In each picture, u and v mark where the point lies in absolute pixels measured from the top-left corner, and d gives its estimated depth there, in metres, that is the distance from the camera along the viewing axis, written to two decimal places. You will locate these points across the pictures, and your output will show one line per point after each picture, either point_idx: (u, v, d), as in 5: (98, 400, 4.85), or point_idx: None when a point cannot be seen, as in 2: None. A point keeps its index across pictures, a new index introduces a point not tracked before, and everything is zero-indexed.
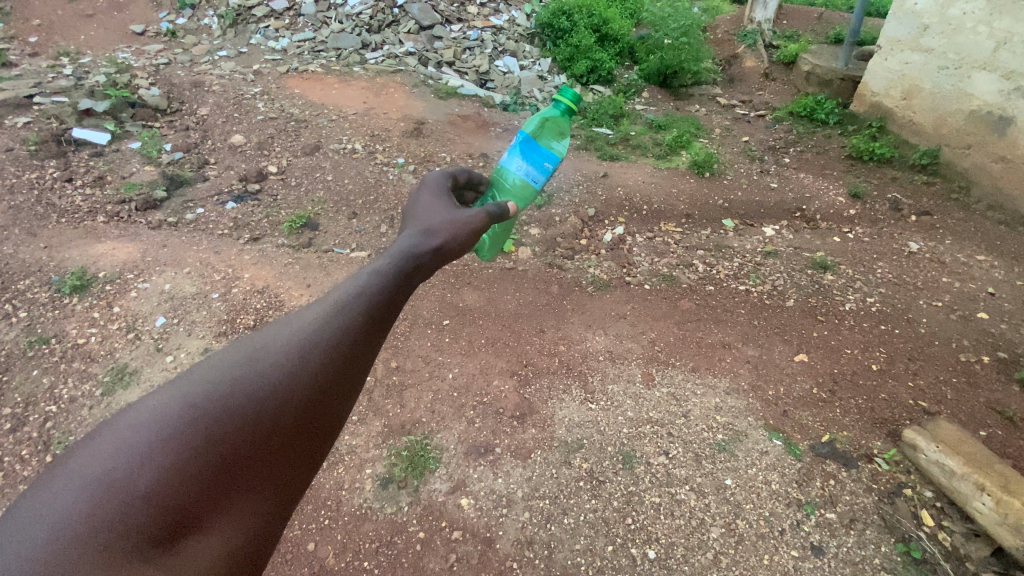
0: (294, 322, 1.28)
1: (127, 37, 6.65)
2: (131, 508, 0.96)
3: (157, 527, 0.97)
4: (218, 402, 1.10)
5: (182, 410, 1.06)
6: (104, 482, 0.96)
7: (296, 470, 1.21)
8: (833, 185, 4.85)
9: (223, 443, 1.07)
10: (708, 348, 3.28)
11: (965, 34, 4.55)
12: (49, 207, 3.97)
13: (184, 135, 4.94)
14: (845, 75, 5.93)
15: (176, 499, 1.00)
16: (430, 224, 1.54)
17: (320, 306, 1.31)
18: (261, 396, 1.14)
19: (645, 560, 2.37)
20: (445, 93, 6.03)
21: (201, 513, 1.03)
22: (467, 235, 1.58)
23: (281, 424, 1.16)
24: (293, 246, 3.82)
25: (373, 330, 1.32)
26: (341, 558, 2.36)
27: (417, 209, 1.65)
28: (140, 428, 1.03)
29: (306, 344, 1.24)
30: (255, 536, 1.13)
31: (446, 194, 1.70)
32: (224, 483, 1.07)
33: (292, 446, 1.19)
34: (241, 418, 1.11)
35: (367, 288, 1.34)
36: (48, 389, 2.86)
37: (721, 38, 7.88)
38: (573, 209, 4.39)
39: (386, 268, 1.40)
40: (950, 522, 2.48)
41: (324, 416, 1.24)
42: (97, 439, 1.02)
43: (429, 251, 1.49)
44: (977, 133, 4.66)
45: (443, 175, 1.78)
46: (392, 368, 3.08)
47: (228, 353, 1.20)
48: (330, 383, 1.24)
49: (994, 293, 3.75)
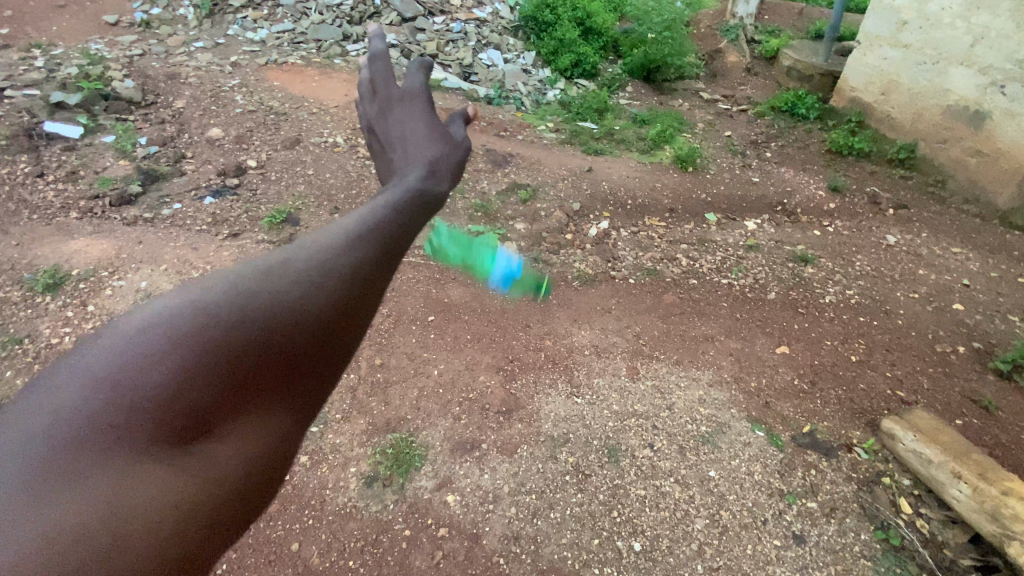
0: (313, 238, 1.00)
1: (99, 27, 6.47)
2: (131, 421, 0.75)
3: (166, 440, 0.78)
4: (228, 312, 0.84)
5: (187, 315, 0.82)
6: (98, 391, 0.75)
7: (325, 386, 0.98)
8: (814, 179, 4.91)
9: (237, 358, 0.84)
10: (691, 341, 3.30)
11: (943, 29, 4.61)
12: (19, 203, 3.86)
13: (159, 128, 4.83)
14: (825, 71, 6.01)
15: (183, 411, 0.79)
16: (427, 156, 1.20)
17: (337, 228, 1.02)
18: (277, 312, 0.89)
19: (631, 553, 2.38)
20: (428, 86, 5.98)
21: (216, 427, 0.83)
22: (465, 169, 1.28)
23: (301, 341, 0.91)
24: (273, 242, 3.76)
25: (396, 251, 1.05)
26: (327, 558, 2.33)
27: (399, 131, 1.25)
28: (138, 332, 0.79)
29: (329, 258, 0.97)
30: (281, 456, 0.93)
31: (434, 109, 1.30)
32: (243, 396, 0.85)
33: (318, 364, 0.95)
34: (256, 332, 0.86)
35: (386, 218, 1.05)
36: (20, 391, 2.78)
37: (703, 33, 7.92)
38: (558, 203, 4.38)
39: (393, 203, 1.09)
40: (927, 509, 2.53)
41: (353, 337, 0.99)
42: (93, 341, 0.80)
43: (441, 196, 1.19)
44: (953, 127, 4.74)
45: (420, 73, 1.33)
46: (377, 365, 3.05)
47: (229, 266, 0.92)
48: (359, 300, 0.98)
49: (969, 285, 3.83)
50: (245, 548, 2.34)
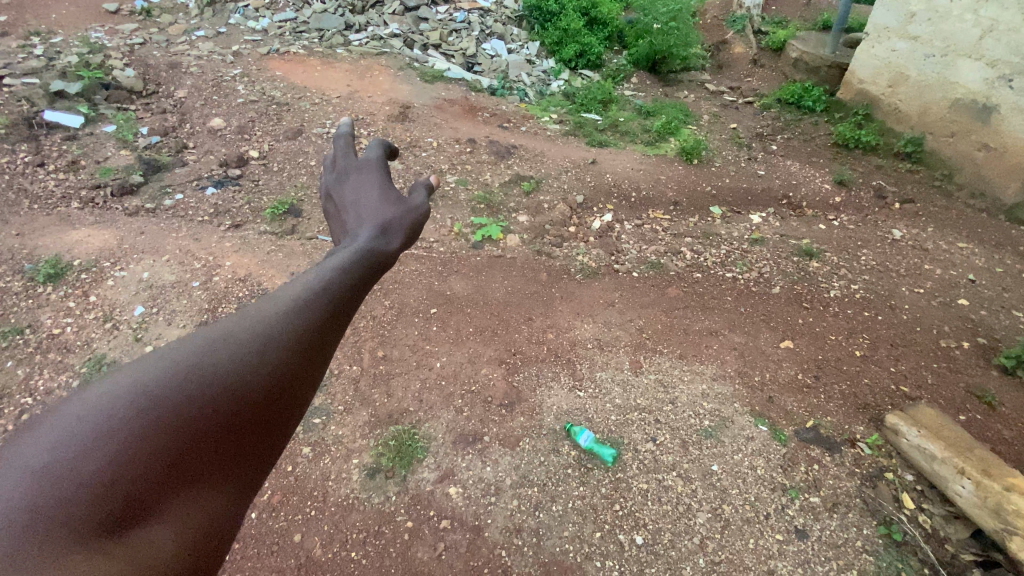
0: (256, 312, 1.08)
1: (100, 16, 6.43)
2: (72, 499, 0.79)
3: (108, 515, 0.81)
4: (171, 388, 0.91)
5: (130, 396, 0.88)
6: (41, 475, 0.79)
7: (262, 452, 1.03)
8: (820, 173, 4.88)
9: (179, 431, 0.90)
10: (695, 335, 3.28)
11: (951, 21, 4.54)
12: (20, 192, 3.85)
13: (161, 119, 4.80)
14: (833, 62, 5.95)
15: (128, 485, 0.83)
16: (384, 217, 1.30)
17: (278, 300, 1.11)
18: (218, 385, 0.96)
19: (633, 546, 2.38)
20: (431, 77, 5.94)
21: (156, 500, 0.86)
22: (421, 229, 1.38)
23: (242, 410, 0.98)
24: (276, 233, 3.75)
25: (338, 317, 1.14)
26: (329, 549, 2.33)
27: (353, 197, 1.36)
28: (82, 416, 0.85)
29: (271, 330, 1.06)
30: (218, 525, 0.96)
31: (390, 179, 1.44)
32: (183, 467, 0.90)
33: (256, 430, 1.01)
34: (198, 404, 0.93)
35: (328, 285, 1.15)
36: (22, 381, 2.77)
37: (709, 24, 7.84)
38: (561, 196, 4.36)
39: (341, 266, 1.19)
40: (929, 504, 2.52)
41: (290, 400, 1.06)
42: (36, 428, 0.84)
43: (391, 255, 1.27)
44: (961, 121, 4.69)
45: (378, 152, 1.47)
46: (380, 358, 3.04)
47: (176, 342, 0.99)
48: (298, 368, 1.07)
49: (975, 280, 3.80)
50: (247, 539, 2.35)
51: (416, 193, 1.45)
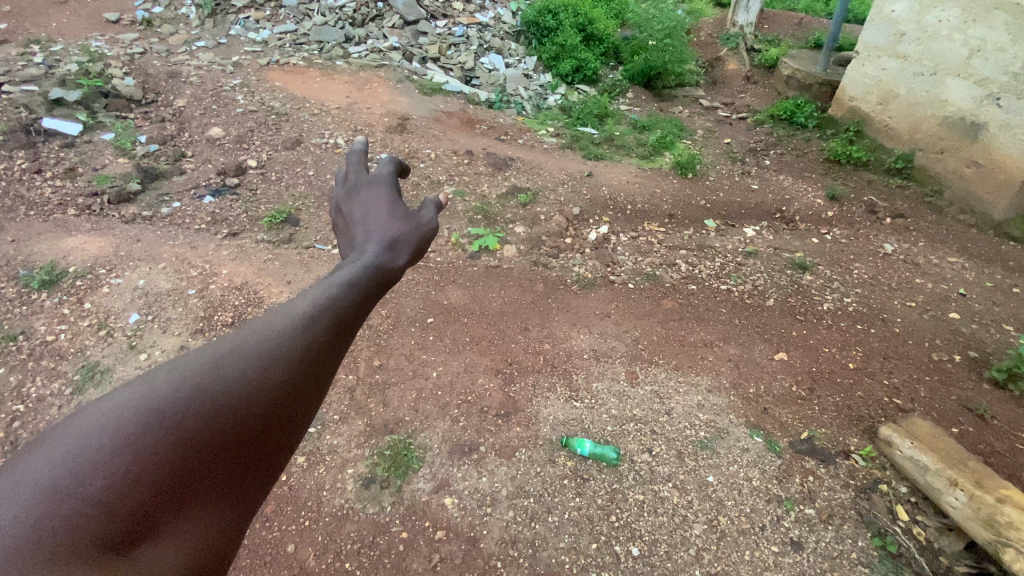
0: (264, 326, 1.09)
1: (100, 25, 6.46)
2: (76, 517, 0.79)
3: (111, 531, 0.81)
4: (181, 404, 0.92)
5: (140, 412, 0.89)
6: (50, 491, 0.80)
7: (265, 469, 1.03)
8: (812, 188, 4.95)
9: (184, 448, 0.90)
10: (689, 346, 3.30)
11: (940, 41, 4.64)
12: (16, 199, 3.84)
13: (159, 127, 4.82)
14: (824, 79, 6.06)
15: (130, 503, 0.84)
16: (391, 233, 1.31)
17: (285, 313, 1.11)
18: (224, 401, 0.96)
19: (628, 557, 2.37)
20: (430, 89, 6.00)
21: (161, 516, 0.87)
22: (428, 245, 1.39)
23: (250, 422, 0.99)
24: (273, 242, 3.76)
25: (342, 332, 1.14)
26: (321, 560, 2.30)
27: (363, 212, 1.37)
28: (92, 431, 0.85)
29: (280, 345, 1.06)
30: (220, 543, 0.96)
31: (400, 194, 1.44)
32: (189, 484, 0.91)
33: (259, 446, 1.01)
34: (204, 420, 0.93)
35: (333, 301, 1.14)
36: (15, 388, 2.75)
37: (703, 41, 7.97)
38: (558, 208, 4.40)
39: (348, 281, 1.19)
40: (923, 516, 2.52)
41: (294, 417, 1.06)
42: (48, 442, 0.85)
43: (397, 271, 1.28)
44: (951, 138, 4.76)
45: (391, 167, 1.48)
46: (375, 367, 3.04)
47: (188, 355, 1.00)
48: (303, 385, 1.07)
49: (964, 294, 3.84)
50: (241, 549, 2.32)
51: (425, 209, 1.45)
